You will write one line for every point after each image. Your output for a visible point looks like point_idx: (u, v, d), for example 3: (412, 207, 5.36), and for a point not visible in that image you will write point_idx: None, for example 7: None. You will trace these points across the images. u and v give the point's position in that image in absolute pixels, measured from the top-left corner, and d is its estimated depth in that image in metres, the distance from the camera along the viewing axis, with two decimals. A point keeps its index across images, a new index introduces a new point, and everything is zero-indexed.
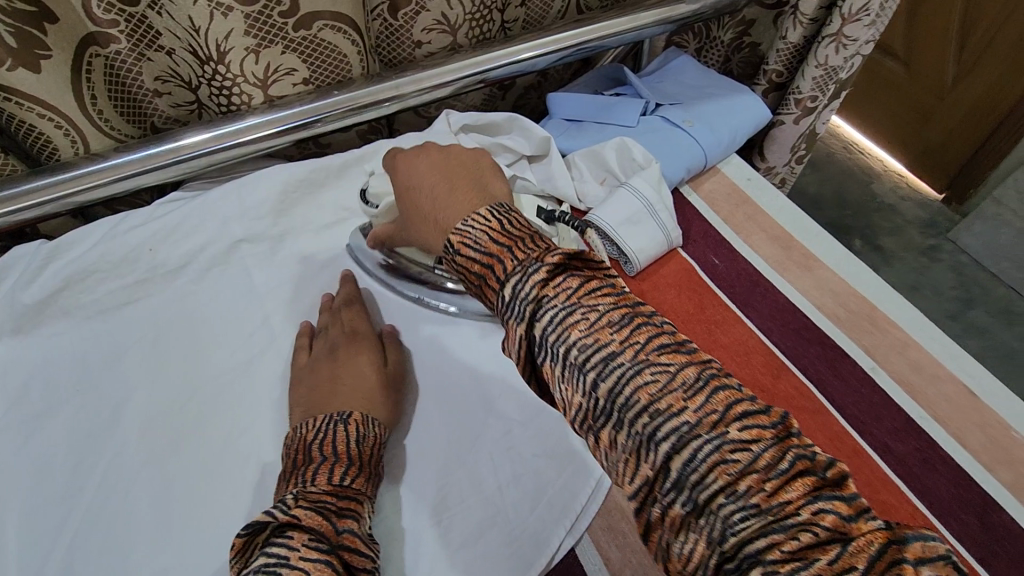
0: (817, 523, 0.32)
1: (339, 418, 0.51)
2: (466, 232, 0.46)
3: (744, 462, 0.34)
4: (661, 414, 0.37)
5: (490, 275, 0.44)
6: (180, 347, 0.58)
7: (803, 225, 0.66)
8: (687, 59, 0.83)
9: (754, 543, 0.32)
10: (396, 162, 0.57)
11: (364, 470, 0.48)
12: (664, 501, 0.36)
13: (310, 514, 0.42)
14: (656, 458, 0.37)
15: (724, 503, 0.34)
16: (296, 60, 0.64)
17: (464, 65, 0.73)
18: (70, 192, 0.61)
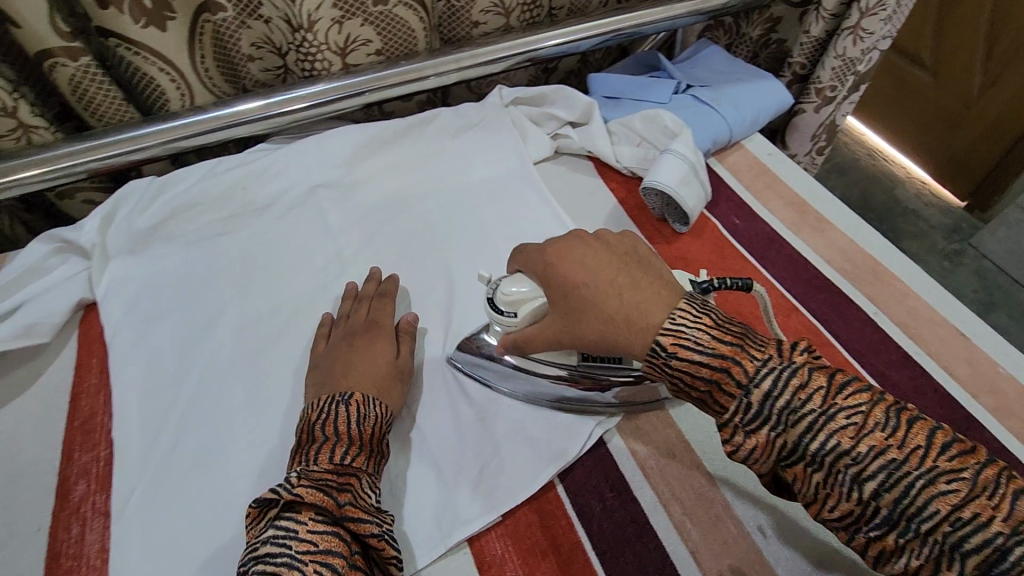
0: (959, 473, 0.36)
1: (341, 400, 0.50)
2: (680, 331, 0.43)
3: (868, 424, 0.38)
4: (795, 404, 0.39)
5: (725, 378, 0.41)
6: (266, 271, 0.67)
7: (818, 194, 0.73)
8: (717, 49, 0.90)
9: (919, 503, 0.36)
10: (543, 251, 0.51)
11: (365, 448, 0.48)
12: (870, 531, 0.38)
13: (312, 492, 0.43)
14: (872, 503, 0.38)
15: (876, 473, 0.37)
16: (372, 33, 0.73)
17: (515, 45, 0.81)
18: (177, 136, 0.71)
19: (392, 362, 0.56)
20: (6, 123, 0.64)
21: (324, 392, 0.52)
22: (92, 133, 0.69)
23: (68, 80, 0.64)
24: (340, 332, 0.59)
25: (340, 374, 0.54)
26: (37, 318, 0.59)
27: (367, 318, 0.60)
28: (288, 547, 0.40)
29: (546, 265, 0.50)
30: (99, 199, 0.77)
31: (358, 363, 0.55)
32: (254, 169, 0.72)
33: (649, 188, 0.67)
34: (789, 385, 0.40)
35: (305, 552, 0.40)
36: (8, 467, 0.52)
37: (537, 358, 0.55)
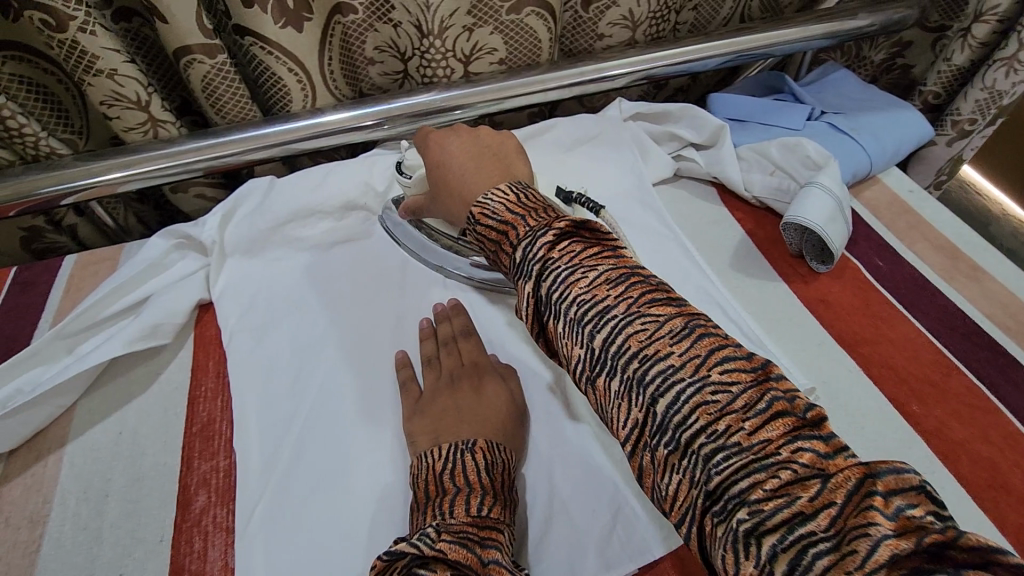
0: (728, 387, 0.33)
1: (468, 446, 0.47)
2: (484, 205, 0.47)
3: (724, 403, 0.33)
4: (602, 314, 0.38)
5: (505, 242, 0.45)
6: (379, 282, 0.65)
7: (970, 240, 0.67)
8: (847, 74, 0.84)
9: (764, 508, 0.29)
10: (428, 132, 0.61)
11: (498, 497, 0.45)
12: (699, 506, 0.32)
13: (454, 548, 0.38)
14: (649, 408, 0.35)
15: (773, 524, 0.29)
16: (499, 41, 0.71)
17: (639, 60, 0.77)
18: (297, 137, 0.69)
19: (504, 417, 0.51)
20: (138, 116, 0.64)
21: (438, 444, 0.48)
22: (215, 130, 0.69)
23: (201, 77, 0.63)
24: (435, 379, 0.55)
25: (450, 427, 0.49)
26: (160, 316, 0.59)
27: (463, 363, 0.56)
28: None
29: (422, 148, 0.60)
30: (209, 195, 0.77)
31: (471, 414, 0.51)
32: (370, 176, 0.70)
33: (790, 222, 0.62)
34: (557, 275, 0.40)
35: None
36: (130, 469, 0.51)
37: (433, 221, 0.63)
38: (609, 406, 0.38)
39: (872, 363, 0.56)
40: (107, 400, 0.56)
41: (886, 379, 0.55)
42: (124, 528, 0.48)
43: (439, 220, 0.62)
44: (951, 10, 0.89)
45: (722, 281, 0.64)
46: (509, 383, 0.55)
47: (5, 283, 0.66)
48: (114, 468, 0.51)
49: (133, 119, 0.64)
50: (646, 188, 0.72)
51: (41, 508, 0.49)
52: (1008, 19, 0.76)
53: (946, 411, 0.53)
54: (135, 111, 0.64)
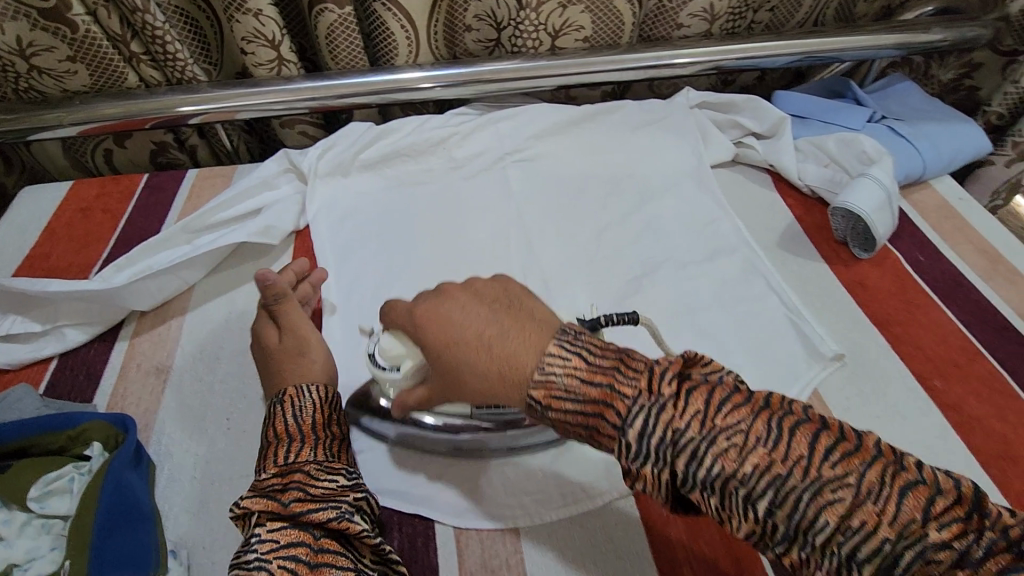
0: (712, 412, 0.36)
1: (273, 402, 0.50)
2: (550, 381, 0.40)
3: (718, 427, 0.35)
4: (776, 484, 0.34)
5: (602, 424, 0.39)
6: (452, 222, 0.73)
7: (1013, 246, 0.70)
8: (912, 86, 0.88)
9: (810, 516, 0.33)
10: (409, 310, 0.47)
11: (306, 440, 0.48)
12: (777, 548, 0.34)
13: (256, 500, 0.43)
14: (770, 520, 0.34)
15: (764, 492, 0.34)
16: (586, 20, 0.78)
17: (712, 50, 0.83)
18: (397, 88, 0.78)
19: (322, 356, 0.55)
20: (268, 54, 0.74)
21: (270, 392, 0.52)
22: (328, 74, 0.78)
23: (327, 26, 0.73)
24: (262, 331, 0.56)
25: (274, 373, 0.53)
26: (271, 222, 0.68)
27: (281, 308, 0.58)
28: (252, 552, 0.40)
29: (408, 325, 0.47)
30: (310, 134, 0.86)
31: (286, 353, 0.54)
32: (455, 129, 0.78)
33: (841, 207, 0.67)
34: (660, 434, 0.36)
35: (267, 551, 0.40)
36: (236, 341, 0.61)
37: None
38: (647, 474, 0.36)
39: (900, 342, 0.61)
40: (219, 285, 0.66)
41: (912, 356, 0.60)
42: (231, 384, 0.57)
43: None
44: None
45: (766, 256, 0.69)
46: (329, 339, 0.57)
47: (139, 185, 0.77)
48: (224, 339, 0.61)
49: (265, 56, 0.75)
50: (701, 167, 0.78)
51: (166, 360, 0.59)
52: None
53: (967, 389, 0.57)
54: (267, 49, 0.74)
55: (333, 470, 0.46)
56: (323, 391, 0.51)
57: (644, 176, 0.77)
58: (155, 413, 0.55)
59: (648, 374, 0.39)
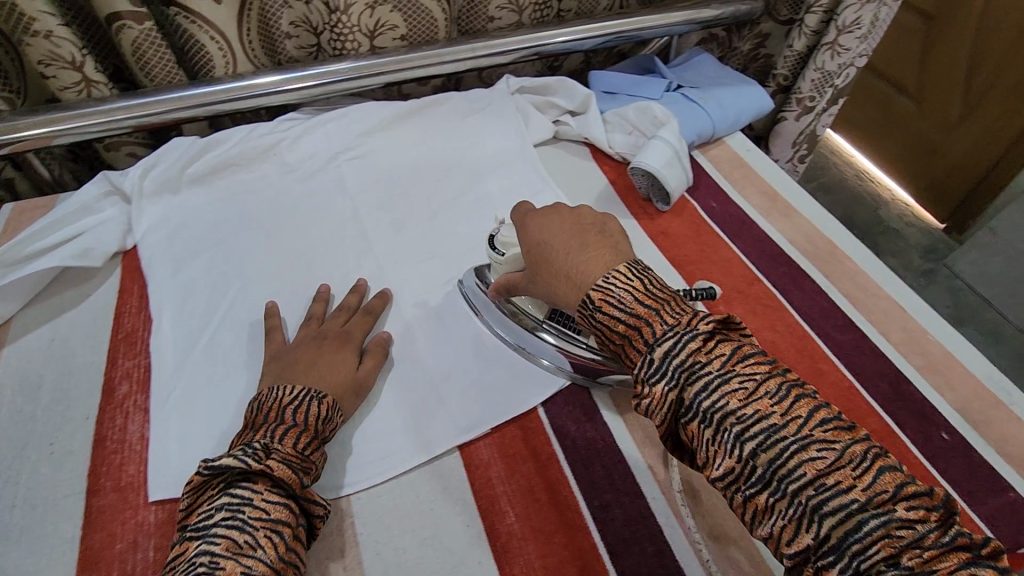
0: (752, 376, 0.44)
1: (319, 395, 0.52)
2: (608, 289, 0.50)
3: (751, 390, 0.44)
4: (770, 432, 0.42)
5: (636, 336, 0.48)
6: (289, 223, 0.75)
7: (788, 185, 0.82)
8: (706, 57, 1.00)
9: (789, 466, 0.40)
10: (524, 214, 0.61)
11: (320, 445, 0.50)
12: (748, 491, 0.42)
13: (281, 468, 0.45)
14: (751, 462, 0.42)
15: (757, 433, 0.42)
16: (398, 19, 0.83)
17: (525, 38, 0.90)
18: (220, 99, 0.79)
19: (353, 371, 0.56)
20: (71, 75, 0.73)
21: (288, 379, 0.54)
22: (143, 91, 0.77)
23: (131, 42, 0.72)
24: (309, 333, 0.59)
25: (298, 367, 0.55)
26: (92, 245, 0.67)
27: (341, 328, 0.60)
28: (242, 512, 0.43)
29: (517, 227, 0.60)
30: (140, 154, 0.85)
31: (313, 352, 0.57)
32: (285, 134, 0.80)
33: (636, 167, 0.75)
34: (680, 365, 0.45)
35: (258, 519, 0.43)
36: (59, 366, 0.60)
37: (523, 300, 0.61)
38: (657, 394, 0.46)
39: (693, 278, 0.70)
40: (41, 315, 0.64)
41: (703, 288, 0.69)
42: (54, 410, 0.56)
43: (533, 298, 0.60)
44: (796, 6, 1.06)
45: None
46: (360, 368, 0.57)
47: None
48: (46, 367, 0.60)
49: (67, 78, 0.73)
50: (525, 146, 0.84)
51: None
52: (829, 10, 0.92)
53: (746, 309, 0.66)
54: (68, 71, 0.72)
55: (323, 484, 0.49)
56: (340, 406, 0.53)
57: (472, 161, 0.83)
58: None
59: (711, 338, 0.46)
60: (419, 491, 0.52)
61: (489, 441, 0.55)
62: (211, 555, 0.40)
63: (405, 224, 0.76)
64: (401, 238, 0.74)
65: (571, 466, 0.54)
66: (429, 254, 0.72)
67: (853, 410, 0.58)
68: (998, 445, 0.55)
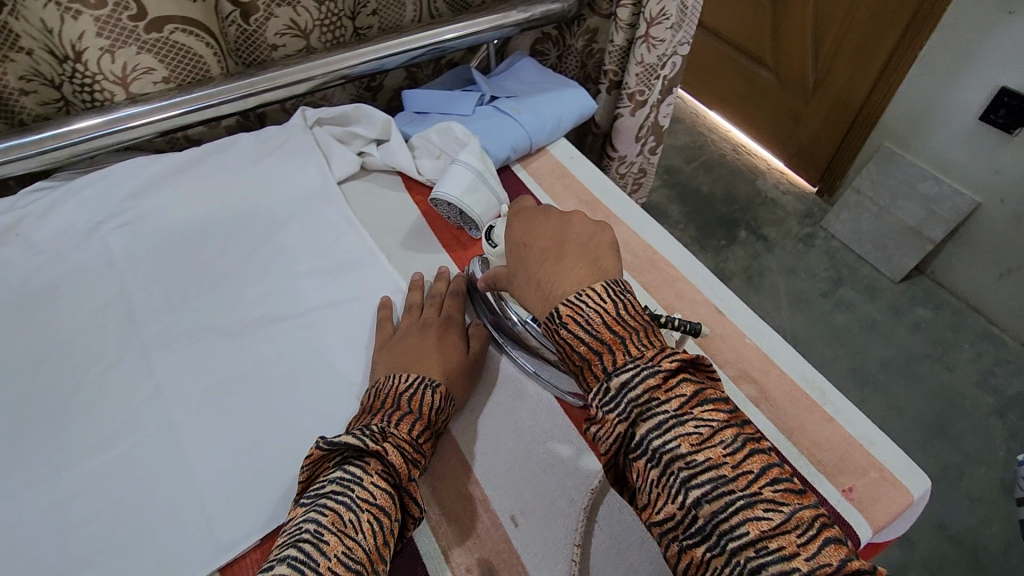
0: (709, 422, 0.42)
1: (433, 378, 0.53)
2: (578, 307, 0.47)
3: (705, 437, 0.41)
4: (715, 482, 0.39)
5: (595, 362, 0.46)
6: (33, 316, 0.62)
7: (610, 192, 0.78)
8: (529, 62, 0.95)
9: (731, 521, 0.38)
10: (518, 213, 0.60)
11: (432, 435, 0.51)
12: (684, 541, 0.40)
13: (394, 453, 0.46)
14: (692, 511, 0.39)
15: (703, 482, 0.39)
16: (153, 60, 0.72)
17: (315, 63, 0.81)
18: None
19: (465, 353, 0.58)
20: None
21: (403, 368, 0.54)
22: None
23: None
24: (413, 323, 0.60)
25: (409, 359, 0.55)
26: None
27: (441, 315, 0.61)
28: (350, 491, 0.43)
29: (507, 227, 0.60)
30: None
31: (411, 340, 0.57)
32: (27, 210, 0.68)
33: (435, 198, 0.69)
34: (635, 399, 0.43)
35: (365, 501, 0.43)
36: None
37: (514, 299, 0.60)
38: (611, 422, 0.44)
39: None
40: None
41: None
42: None
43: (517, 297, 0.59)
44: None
45: (390, 261, 0.70)
46: (470, 351, 0.59)
47: None
48: None
49: None
50: (326, 185, 0.76)
51: None
52: (637, 2, 0.89)
53: None
54: None
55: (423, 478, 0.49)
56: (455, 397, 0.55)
57: (267, 208, 0.74)
58: None
59: (674, 375, 0.44)
60: None
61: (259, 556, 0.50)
62: (317, 526, 0.40)
63: (181, 296, 0.66)
64: (176, 313, 0.64)
65: None
66: (209, 329, 0.63)
67: None
68: (812, 454, 0.52)
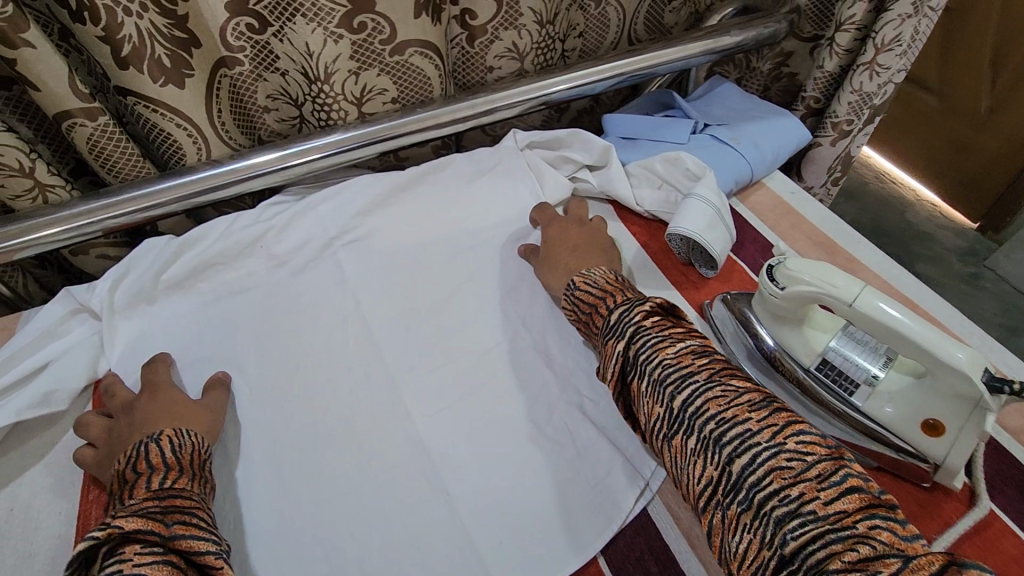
0: (685, 341, 0.50)
1: (149, 438, 0.50)
2: (587, 279, 0.60)
3: (682, 349, 0.49)
4: (686, 376, 0.47)
5: (602, 306, 0.57)
6: (281, 328, 0.64)
7: (846, 234, 0.72)
8: (731, 87, 0.90)
9: (699, 406, 0.45)
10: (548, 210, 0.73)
11: (186, 473, 0.49)
12: (668, 436, 0.47)
13: (134, 519, 0.43)
14: (670, 406, 0.47)
15: (680, 383, 0.47)
16: (388, 82, 0.73)
17: (530, 87, 0.81)
18: (195, 191, 0.69)
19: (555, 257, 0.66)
20: (22, 183, 0.64)
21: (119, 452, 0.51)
22: (107, 190, 0.68)
23: (86, 139, 0.64)
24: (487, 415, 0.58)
25: (127, 430, 0.53)
26: (54, 385, 0.59)
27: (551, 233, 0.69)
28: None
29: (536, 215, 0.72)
30: (113, 255, 0.76)
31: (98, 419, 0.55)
32: (271, 225, 0.70)
33: (671, 232, 0.66)
34: (631, 324, 0.52)
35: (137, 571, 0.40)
36: (23, 546, 0.52)
37: (788, 340, 0.54)
38: (608, 350, 0.53)
39: None
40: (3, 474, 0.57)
41: None
42: None
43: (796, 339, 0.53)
44: (820, 20, 0.95)
45: None
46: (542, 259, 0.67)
47: None
48: (9, 547, 0.52)
49: (18, 186, 0.64)
50: None
51: None
52: (864, 26, 0.82)
53: None
54: (19, 179, 0.63)
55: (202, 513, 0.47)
56: (201, 438, 0.53)
57: (487, 234, 0.73)
58: None
59: (661, 307, 0.54)
60: None
61: None
62: None
63: (414, 319, 0.66)
64: (412, 337, 0.64)
65: None
66: (445, 356, 0.63)
67: (984, 532, 0.47)
68: None
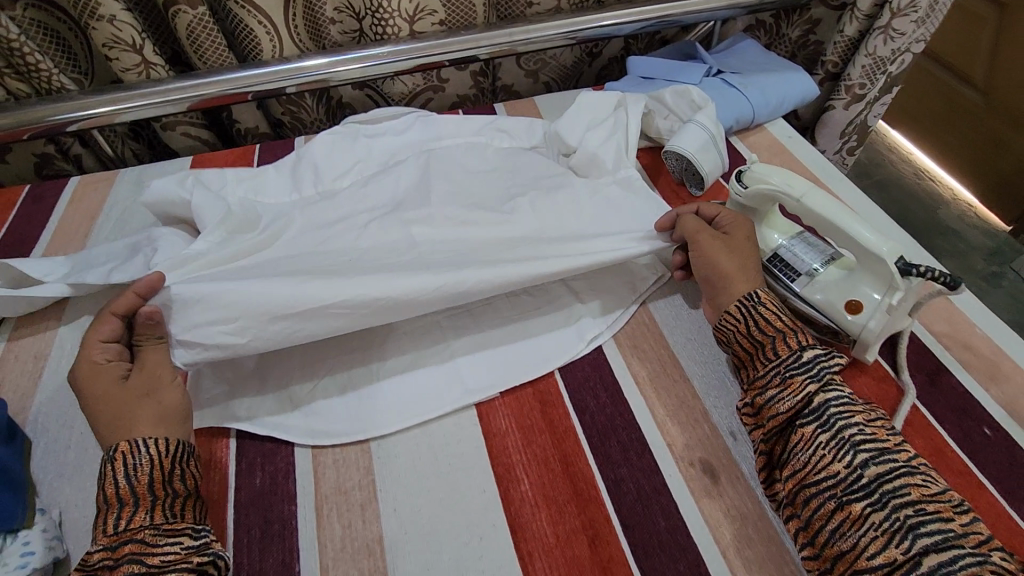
0: (875, 413, 0.47)
1: (103, 460, 0.46)
2: (771, 303, 0.53)
3: (871, 418, 0.46)
4: (883, 451, 0.44)
5: (790, 335, 0.50)
6: None
7: (832, 173, 0.79)
8: (751, 43, 0.96)
9: (894, 482, 0.42)
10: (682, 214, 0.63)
11: (163, 496, 0.46)
12: (843, 497, 0.42)
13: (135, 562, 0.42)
14: (857, 470, 0.43)
15: (871, 447, 0.44)
16: (438, 3, 0.85)
17: (562, 22, 0.90)
18: (265, 80, 0.81)
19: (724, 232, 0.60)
20: (132, 58, 0.78)
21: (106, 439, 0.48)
22: (197, 73, 0.81)
23: (186, 26, 0.77)
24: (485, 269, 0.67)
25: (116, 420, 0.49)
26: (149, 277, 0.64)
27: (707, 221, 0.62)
28: None
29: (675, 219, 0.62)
30: (194, 133, 0.89)
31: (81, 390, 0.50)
32: None
33: (669, 150, 0.75)
34: (827, 372, 0.48)
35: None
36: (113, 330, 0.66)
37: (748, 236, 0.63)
38: (793, 379, 0.48)
39: None
40: None
41: None
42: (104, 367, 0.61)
43: (756, 232, 0.62)
44: None
45: None
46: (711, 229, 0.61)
47: (20, 197, 0.81)
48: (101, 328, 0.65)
49: (128, 60, 0.78)
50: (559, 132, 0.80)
51: (45, 349, 0.63)
52: None
53: None
54: (130, 54, 0.77)
55: (174, 533, 0.44)
56: (165, 443, 0.48)
57: None
58: (31, 398, 0.58)
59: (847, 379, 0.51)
60: (437, 454, 0.54)
61: (507, 410, 0.57)
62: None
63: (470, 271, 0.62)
64: None
65: (590, 437, 0.54)
66: None
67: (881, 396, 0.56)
68: None
